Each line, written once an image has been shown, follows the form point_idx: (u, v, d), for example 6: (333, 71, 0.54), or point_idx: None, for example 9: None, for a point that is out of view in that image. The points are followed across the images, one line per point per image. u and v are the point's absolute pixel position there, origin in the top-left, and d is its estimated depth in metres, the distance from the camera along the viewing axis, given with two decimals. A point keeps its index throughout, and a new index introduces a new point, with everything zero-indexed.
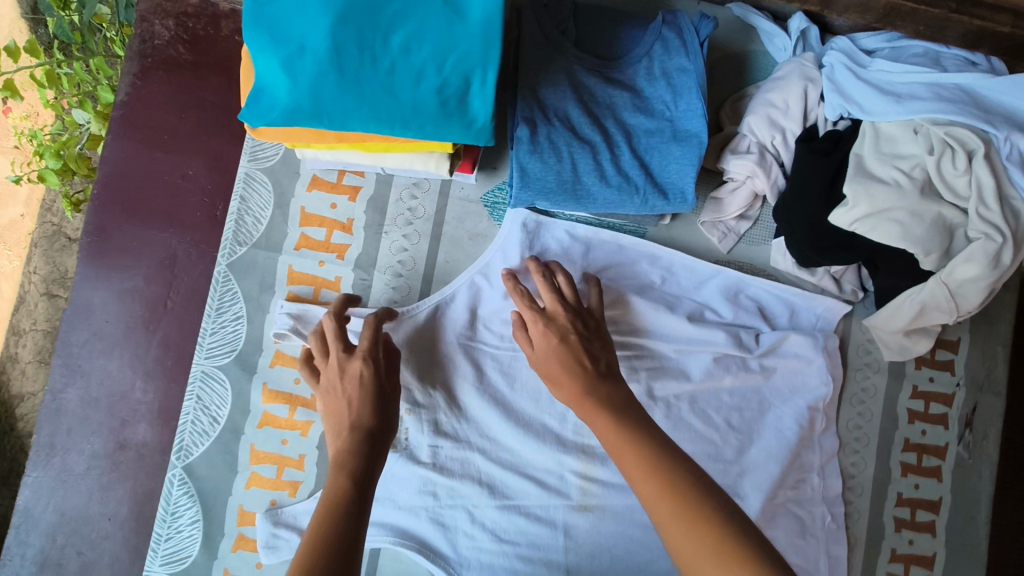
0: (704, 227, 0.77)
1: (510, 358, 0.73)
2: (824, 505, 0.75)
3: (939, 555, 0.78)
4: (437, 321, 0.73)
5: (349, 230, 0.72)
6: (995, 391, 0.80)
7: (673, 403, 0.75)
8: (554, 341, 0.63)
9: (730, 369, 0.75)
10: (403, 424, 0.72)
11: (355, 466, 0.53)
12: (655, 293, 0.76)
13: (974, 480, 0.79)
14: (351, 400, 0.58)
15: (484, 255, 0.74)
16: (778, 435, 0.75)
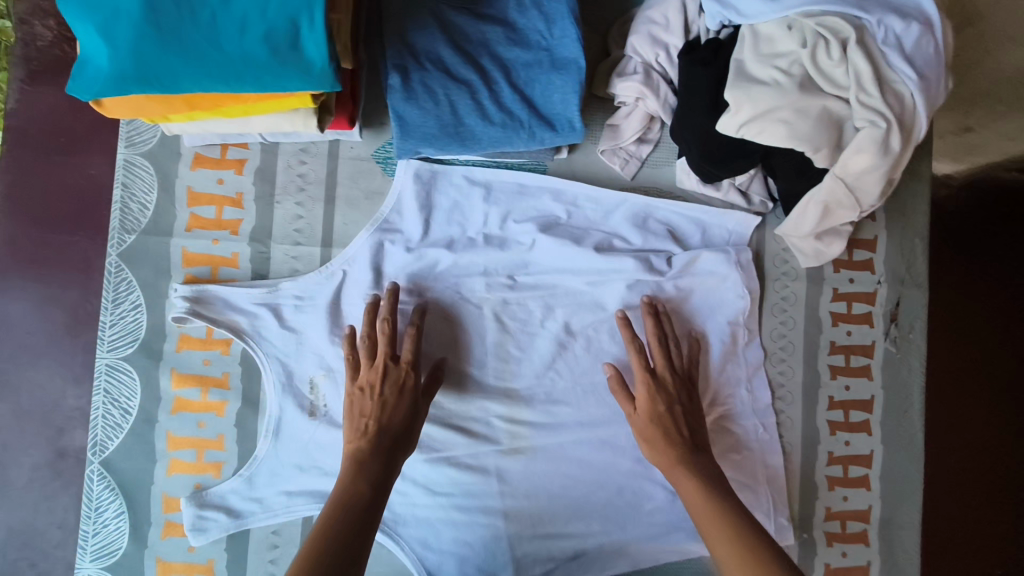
0: (604, 156, 0.76)
1: (421, 311, 0.73)
2: (755, 417, 0.76)
3: (877, 452, 0.79)
4: (343, 284, 0.71)
5: (239, 205, 0.71)
6: (917, 283, 0.80)
7: (592, 335, 0.75)
8: (661, 410, 0.68)
9: (645, 295, 0.75)
10: (320, 391, 0.70)
11: (366, 479, 0.60)
12: (561, 229, 0.74)
13: (905, 373, 0.80)
14: (386, 407, 0.64)
15: (380, 210, 0.72)
16: (701, 354, 0.75)
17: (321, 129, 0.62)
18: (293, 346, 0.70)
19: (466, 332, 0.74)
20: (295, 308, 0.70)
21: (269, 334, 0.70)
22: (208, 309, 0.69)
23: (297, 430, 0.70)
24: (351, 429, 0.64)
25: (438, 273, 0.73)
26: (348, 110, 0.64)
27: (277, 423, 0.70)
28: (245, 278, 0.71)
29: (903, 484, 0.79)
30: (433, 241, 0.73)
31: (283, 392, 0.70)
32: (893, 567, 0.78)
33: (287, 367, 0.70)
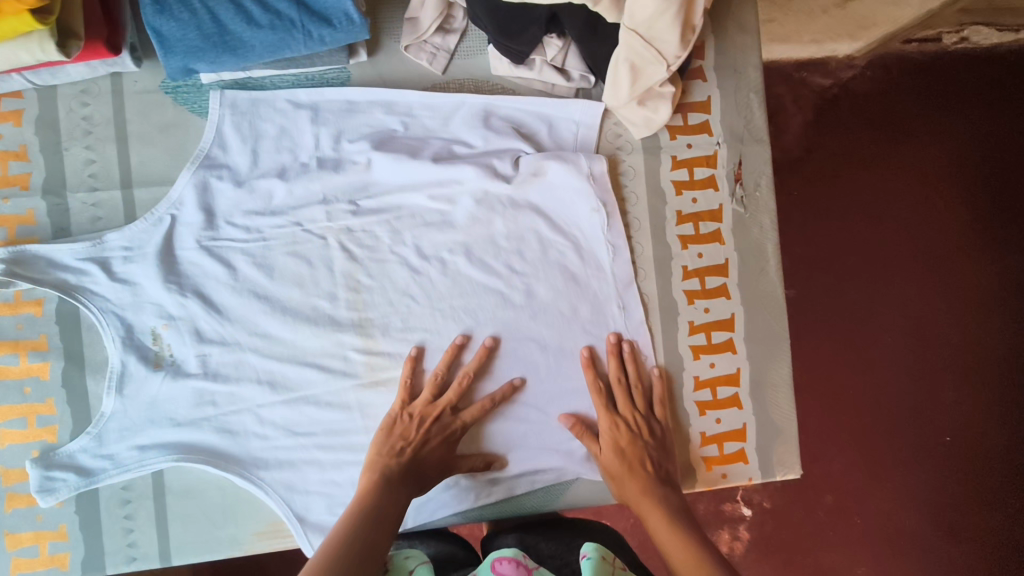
0: (410, 53, 0.72)
1: (261, 247, 0.69)
2: (619, 303, 0.73)
3: (739, 315, 0.77)
4: (173, 229, 0.68)
5: (24, 157, 0.68)
6: (758, 140, 0.78)
7: (447, 258, 0.70)
8: (626, 448, 0.68)
9: (497, 210, 0.71)
10: (164, 340, 0.67)
11: (391, 498, 0.61)
12: (397, 142, 0.71)
13: (756, 232, 0.78)
14: (426, 445, 0.65)
15: (201, 145, 0.69)
16: (547, 246, 0.71)
17: (68, 57, 0.59)
18: (128, 297, 0.67)
19: (310, 264, 0.69)
20: (123, 259, 0.67)
21: (99, 288, 0.66)
22: (30, 269, 0.65)
23: (143, 387, 0.67)
24: (385, 444, 0.65)
25: (275, 206, 0.69)
26: (101, 35, 0.61)
27: (119, 377, 0.67)
28: (44, 234, 0.68)
29: (769, 343, 0.78)
30: (264, 171, 0.69)
31: (123, 346, 0.66)
32: (769, 426, 0.77)
33: (125, 320, 0.67)
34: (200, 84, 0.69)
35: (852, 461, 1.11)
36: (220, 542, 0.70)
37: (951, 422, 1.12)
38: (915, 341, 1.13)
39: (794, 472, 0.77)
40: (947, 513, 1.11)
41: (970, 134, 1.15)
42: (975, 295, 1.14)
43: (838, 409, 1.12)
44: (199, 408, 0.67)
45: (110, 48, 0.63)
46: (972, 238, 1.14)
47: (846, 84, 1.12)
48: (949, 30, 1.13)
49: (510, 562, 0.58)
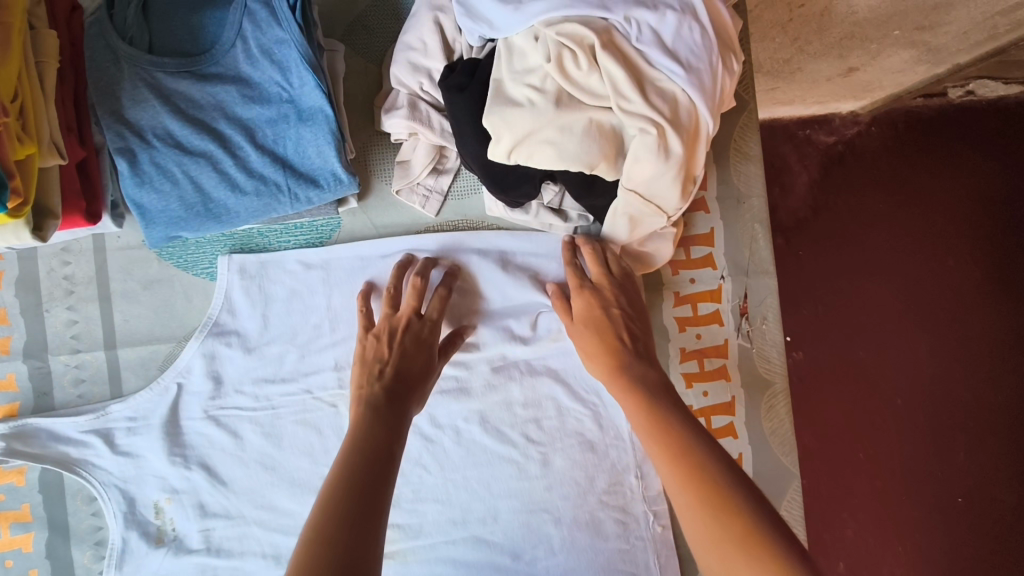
0: (402, 196, 0.70)
1: (270, 416, 0.66)
2: (633, 456, 0.72)
3: (746, 455, 0.75)
4: (179, 399, 0.65)
5: (4, 321, 0.65)
6: (764, 271, 0.75)
7: (462, 427, 0.70)
8: (598, 315, 0.64)
9: (514, 376, 0.70)
10: (166, 514, 0.65)
11: (385, 425, 0.54)
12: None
13: (763, 367, 0.75)
14: (403, 354, 0.60)
15: (209, 311, 0.66)
16: (556, 403, 0.71)
17: (45, 238, 0.57)
18: (132, 470, 0.64)
19: (321, 433, 0.66)
20: (127, 431, 0.64)
21: (102, 462, 0.64)
22: (31, 444, 0.63)
23: (143, 564, 0.64)
24: (363, 374, 0.59)
25: (286, 372, 0.66)
26: (79, 207, 0.59)
27: (118, 552, 0.64)
28: (25, 399, 0.65)
29: (779, 481, 0.75)
30: (274, 335, 0.66)
31: (126, 523, 0.64)
32: None
33: (127, 493, 0.64)
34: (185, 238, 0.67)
35: (866, 524, 1.07)
36: None
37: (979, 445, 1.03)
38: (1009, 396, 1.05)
39: None
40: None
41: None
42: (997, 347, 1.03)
43: (845, 473, 1.08)
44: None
45: (89, 218, 0.60)
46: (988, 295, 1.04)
47: (852, 140, 1.10)
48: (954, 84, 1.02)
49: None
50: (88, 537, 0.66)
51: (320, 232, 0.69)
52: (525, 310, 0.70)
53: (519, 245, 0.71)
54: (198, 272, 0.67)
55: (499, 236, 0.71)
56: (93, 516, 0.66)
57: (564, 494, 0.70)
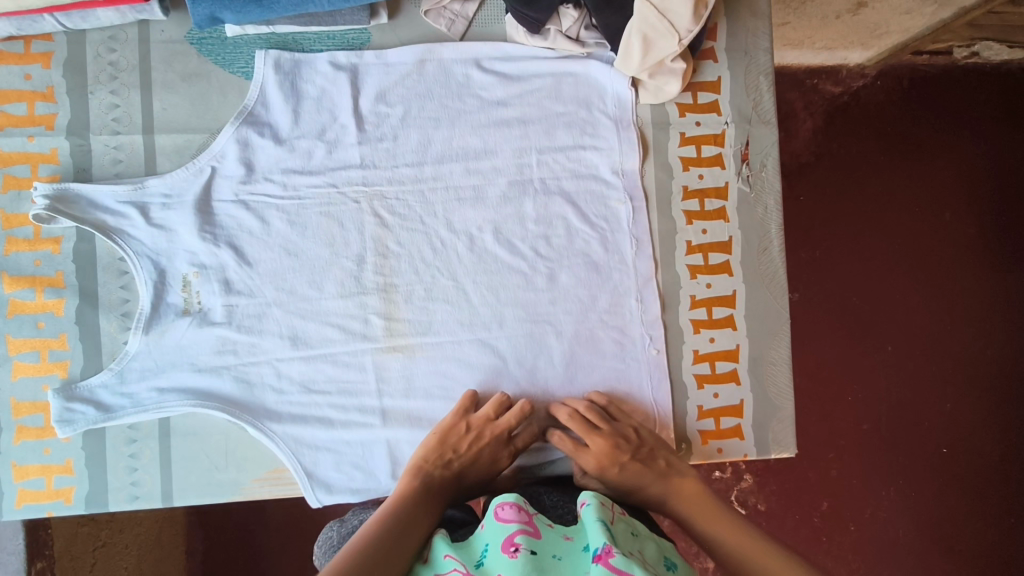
0: (428, 17, 0.74)
1: (295, 206, 0.72)
2: (636, 280, 0.76)
3: (740, 292, 0.79)
4: (212, 180, 0.70)
5: (50, 99, 0.70)
6: (765, 121, 0.80)
7: (476, 235, 0.74)
8: (614, 473, 0.68)
9: (528, 192, 0.75)
10: (193, 288, 0.70)
11: (431, 506, 0.63)
12: (433, 103, 0.74)
13: (760, 212, 0.80)
14: (475, 462, 0.68)
15: (245, 101, 0.71)
16: (567, 224, 0.75)
17: None
18: (164, 243, 0.70)
19: (343, 227, 0.72)
20: (162, 206, 0.70)
21: (137, 232, 0.69)
22: (72, 208, 0.67)
23: (172, 330, 0.70)
24: (433, 450, 0.67)
25: (314, 167, 0.72)
26: None
27: (148, 317, 0.69)
28: (66, 172, 0.70)
29: (770, 319, 0.79)
30: (305, 131, 0.72)
31: (155, 291, 0.69)
32: (766, 405, 0.79)
33: (159, 265, 0.69)
34: (223, 37, 0.71)
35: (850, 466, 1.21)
36: (221, 485, 0.71)
37: (884, 365, 1.23)
38: (930, 337, 1.24)
39: (788, 451, 0.79)
40: (924, 511, 1.21)
41: (968, 149, 1.26)
42: (928, 274, 1.25)
43: (845, 422, 1.22)
44: (217, 354, 0.70)
45: None
46: (910, 234, 1.25)
47: (857, 91, 1.24)
48: (960, 45, 1.23)
49: (511, 505, 0.56)
50: (116, 308, 0.70)
51: (350, 44, 0.74)
52: (542, 120, 0.75)
53: (536, 61, 0.76)
54: (235, 71, 0.72)
55: (518, 53, 0.76)
56: (122, 290, 0.70)
57: (564, 309, 0.74)
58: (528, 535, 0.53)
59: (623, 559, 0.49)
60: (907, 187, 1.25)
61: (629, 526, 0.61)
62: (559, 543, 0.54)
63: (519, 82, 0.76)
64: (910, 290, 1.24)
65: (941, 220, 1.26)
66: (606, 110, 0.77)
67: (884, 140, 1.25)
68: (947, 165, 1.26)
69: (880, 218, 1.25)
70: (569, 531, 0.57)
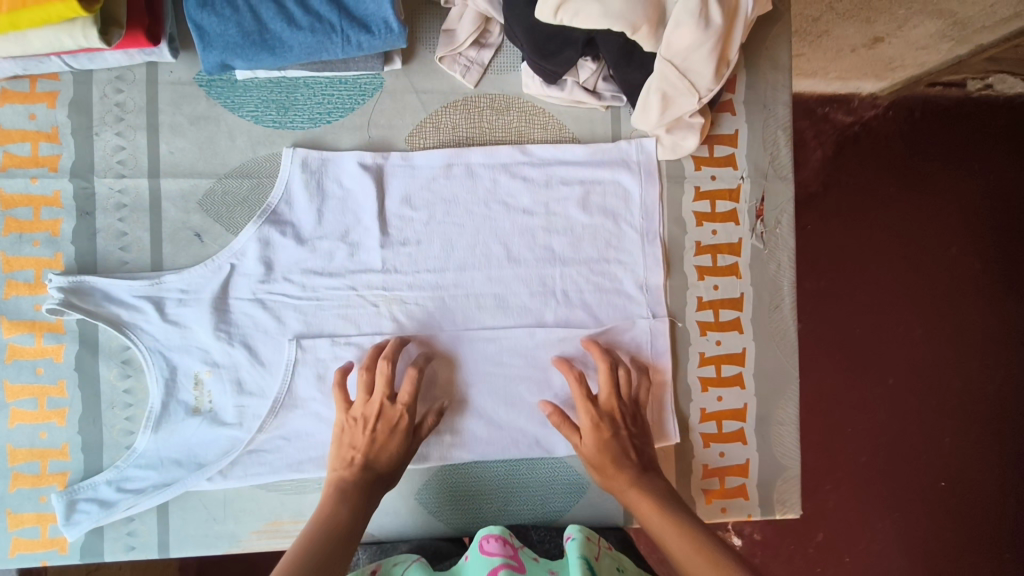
0: (444, 64, 0.73)
1: (313, 306, 0.70)
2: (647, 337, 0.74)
3: (750, 350, 0.78)
4: (230, 278, 0.69)
5: (55, 139, 0.68)
6: (782, 177, 0.79)
7: (483, 293, 0.73)
8: (606, 434, 0.68)
9: (550, 302, 0.74)
10: (205, 387, 0.69)
11: (349, 509, 0.61)
12: (459, 209, 0.73)
13: (773, 268, 0.78)
14: (375, 444, 0.65)
15: (267, 201, 0.70)
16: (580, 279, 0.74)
17: (109, 44, 0.59)
18: (177, 339, 0.69)
19: (360, 330, 0.71)
20: (177, 302, 0.68)
21: (150, 328, 0.68)
22: (86, 300, 0.66)
23: (180, 429, 0.68)
24: (338, 459, 0.65)
25: (335, 268, 0.71)
26: (142, 23, 0.62)
27: (157, 416, 0.68)
28: (68, 216, 0.68)
29: (779, 380, 0.78)
30: (328, 232, 0.71)
31: (166, 390, 0.68)
32: (772, 465, 0.78)
33: (170, 361, 0.68)
34: (233, 79, 0.70)
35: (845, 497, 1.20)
36: (218, 537, 0.70)
37: (895, 397, 1.21)
38: (934, 375, 1.22)
39: (794, 512, 0.78)
40: (924, 541, 1.20)
41: (981, 182, 1.23)
42: (941, 304, 1.23)
43: (849, 459, 1.20)
44: (224, 456, 0.68)
45: (149, 38, 0.63)
46: (927, 262, 1.23)
47: (867, 121, 1.20)
48: (976, 78, 1.18)
49: (497, 539, 0.61)
50: (117, 356, 0.69)
51: (362, 89, 0.72)
52: (568, 231, 0.74)
53: (568, 167, 0.75)
54: (244, 114, 0.70)
55: (541, 151, 0.74)
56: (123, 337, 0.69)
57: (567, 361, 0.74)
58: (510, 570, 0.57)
59: None
60: (927, 212, 1.22)
61: (616, 562, 0.62)
62: None
63: (547, 189, 0.74)
64: (912, 324, 1.22)
65: (946, 252, 1.23)
66: (633, 223, 0.75)
67: (897, 171, 1.21)
68: (966, 193, 1.23)
69: (896, 245, 1.22)
70: (555, 566, 0.61)
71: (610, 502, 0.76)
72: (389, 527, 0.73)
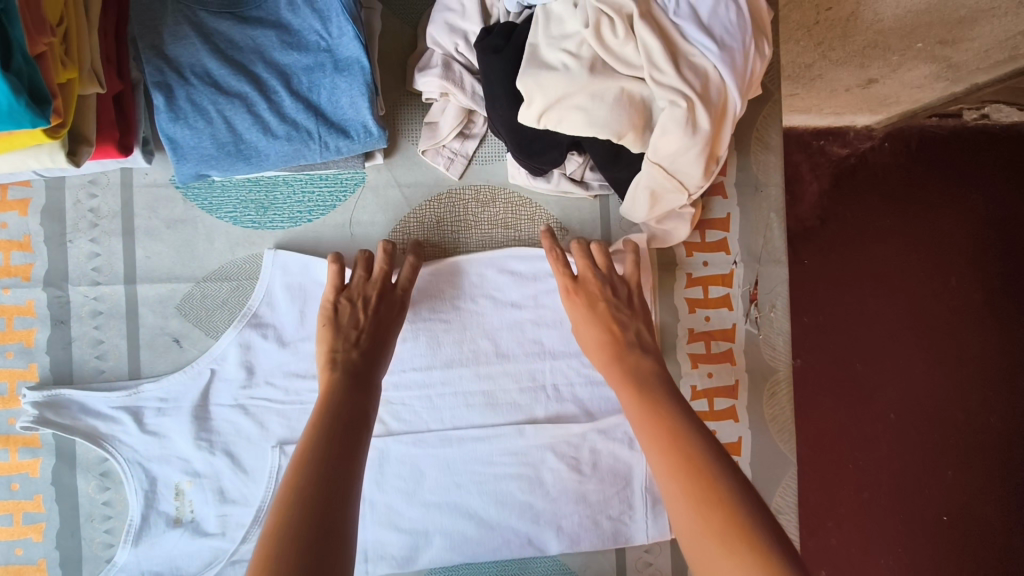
0: (427, 156, 0.71)
1: (297, 411, 0.68)
2: None
3: (746, 438, 0.76)
4: (210, 384, 0.67)
5: (27, 247, 0.66)
6: (776, 260, 0.77)
7: (470, 390, 0.71)
8: (586, 311, 0.66)
9: (540, 398, 0.72)
10: (186, 497, 0.67)
11: (357, 391, 0.57)
12: (446, 304, 0.71)
13: (768, 354, 0.77)
14: (374, 320, 0.63)
15: (247, 304, 0.68)
16: (569, 373, 0.72)
17: (77, 163, 0.57)
18: (157, 450, 0.67)
19: None
20: (157, 411, 0.67)
21: (129, 439, 0.66)
22: (62, 413, 0.65)
23: (161, 541, 0.66)
24: (337, 335, 0.61)
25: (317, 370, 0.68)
26: (112, 137, 0.60)
27: (137, 529, 0.66)
28: (43, 326, 0.66)
29: (776, 467, 0.76)
30: (309, 333, 0.68)
31: (145, 502, 0.66)
32: None
33: (150, 473, 0.66)
34: (210, 181, 0.68)
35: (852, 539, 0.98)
36: None
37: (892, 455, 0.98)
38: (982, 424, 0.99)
39: None
40: None
41: None
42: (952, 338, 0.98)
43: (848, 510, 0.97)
44: (207, 568, 0.66)
45: (120, 149, 0.61)
46: (958, 306, 0.98)
47: (865, 154, 0.98)
48: (969, 108, 0.95)
49: None
50: (95, 468, 0.67)
51: (343, 185, 0.70)
52: (558, 323, 0.72)
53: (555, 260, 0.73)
54: (222, 216, 0.68)
55: (524, 248, 0.73)
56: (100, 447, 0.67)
57: (559, 455, 0.72)
58: None
59: None
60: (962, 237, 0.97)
61: None
62: None
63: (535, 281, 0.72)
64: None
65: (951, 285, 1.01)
66: None
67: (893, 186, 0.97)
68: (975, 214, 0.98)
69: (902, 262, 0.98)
70: None
71: None
72: None
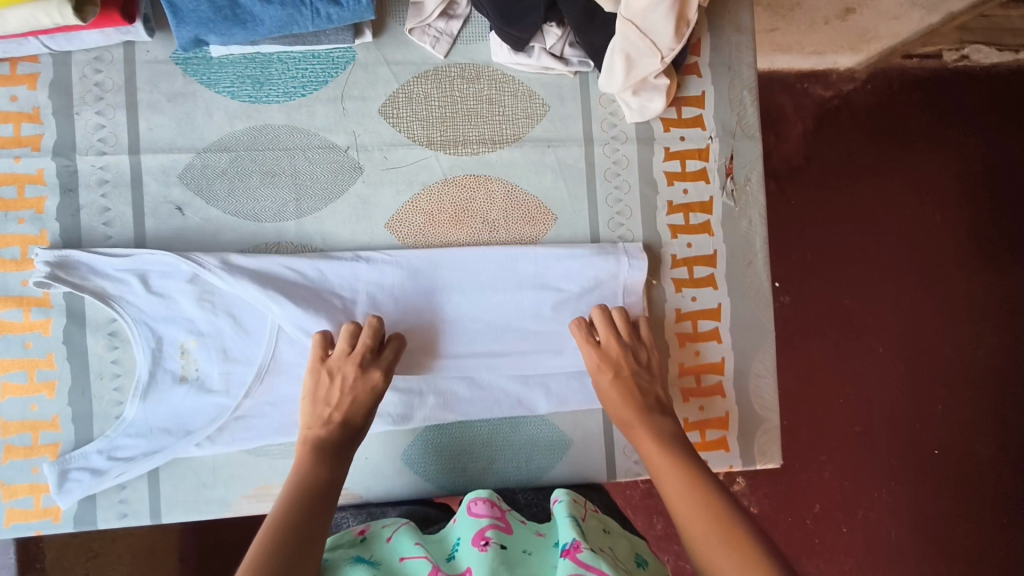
0: (414, 35, 0.75)
1: None
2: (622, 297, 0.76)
3: (724, 305, 0.80)
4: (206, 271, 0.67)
5: (36, 119, 0.70)
6: (749, 136, 0.81)
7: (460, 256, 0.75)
8: (609, 377, 0.70)
9: None
10: (191, 355, 0.71)
11: (324, 468, 0.60)
12: (436, 176, 0.75)
13: (745, 225, 0.81)
14: (351, 400, 0.65)
15: (246, 172, 0.72)
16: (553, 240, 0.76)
17: (84, 22, 0.61)
18: (162, 310, 0.70)
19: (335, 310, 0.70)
20: (160, 274, 0.69)
21: (136, 299, 0.69)
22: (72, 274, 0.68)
23: (168, 397, 0.70)
24: (313, 416, 0.64)
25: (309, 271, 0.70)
26: (116, 3, 0.64)
27: (144, 385, 0.69)
28: (52, 194, 0.70)
29: (753, 332, 0.81)
30: None
31: (153, 359, 0.70)
32: (752, 416, 0.80)
33: (156, 332, 0.70)
34: (208, 57, 0.72)
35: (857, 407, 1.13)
36: (210, 502, 0.72)
37: None
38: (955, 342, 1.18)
39: (773, 462, 0.80)
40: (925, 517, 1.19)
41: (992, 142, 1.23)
42: None
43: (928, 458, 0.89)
44: (211, 423, 0.70)
45: (124, 17, 0.65)
46: None
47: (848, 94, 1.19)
48: (950, 48, 1.20)
49: (483, 501, 0.60)
50: (104, 328, 0.71)
51: (335, 63, 0.74)
52: None
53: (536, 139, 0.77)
54: (220, 90, 0.72)
55: (501, 126, 0.77)
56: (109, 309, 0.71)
57: None
58: (498, 530, 0.56)
59: (592, 554, 0.50)
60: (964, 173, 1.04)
61: (602, 523, 0.62)
62: (527, 541, 0.57)
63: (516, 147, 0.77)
64: (925, 289, 1.22)
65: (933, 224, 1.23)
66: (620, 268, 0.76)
67: None
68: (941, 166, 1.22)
69: None
70: (540, 526, 0.61)
71: (593, 459, 0.78)
72: (377, 490, 0.75)
